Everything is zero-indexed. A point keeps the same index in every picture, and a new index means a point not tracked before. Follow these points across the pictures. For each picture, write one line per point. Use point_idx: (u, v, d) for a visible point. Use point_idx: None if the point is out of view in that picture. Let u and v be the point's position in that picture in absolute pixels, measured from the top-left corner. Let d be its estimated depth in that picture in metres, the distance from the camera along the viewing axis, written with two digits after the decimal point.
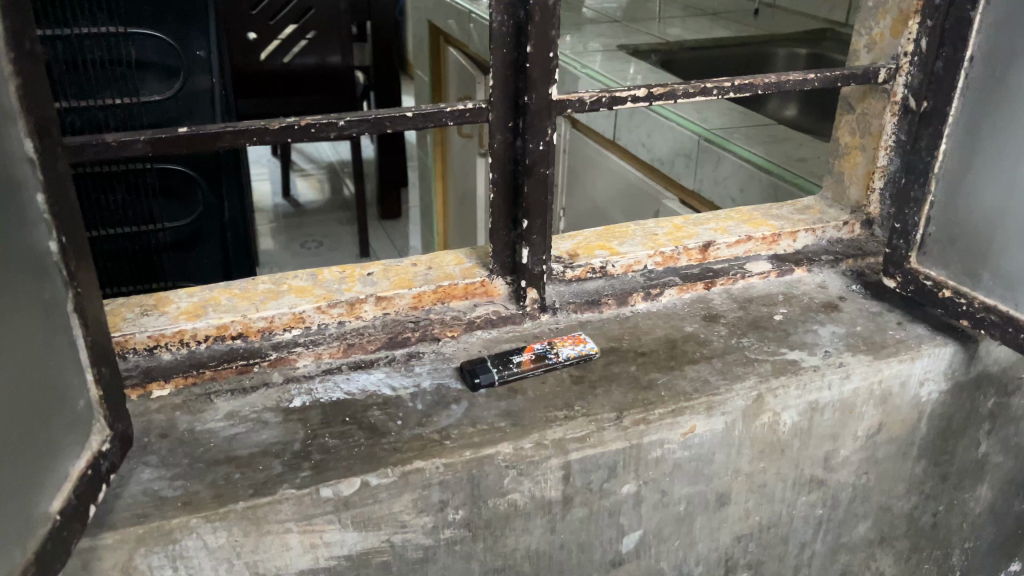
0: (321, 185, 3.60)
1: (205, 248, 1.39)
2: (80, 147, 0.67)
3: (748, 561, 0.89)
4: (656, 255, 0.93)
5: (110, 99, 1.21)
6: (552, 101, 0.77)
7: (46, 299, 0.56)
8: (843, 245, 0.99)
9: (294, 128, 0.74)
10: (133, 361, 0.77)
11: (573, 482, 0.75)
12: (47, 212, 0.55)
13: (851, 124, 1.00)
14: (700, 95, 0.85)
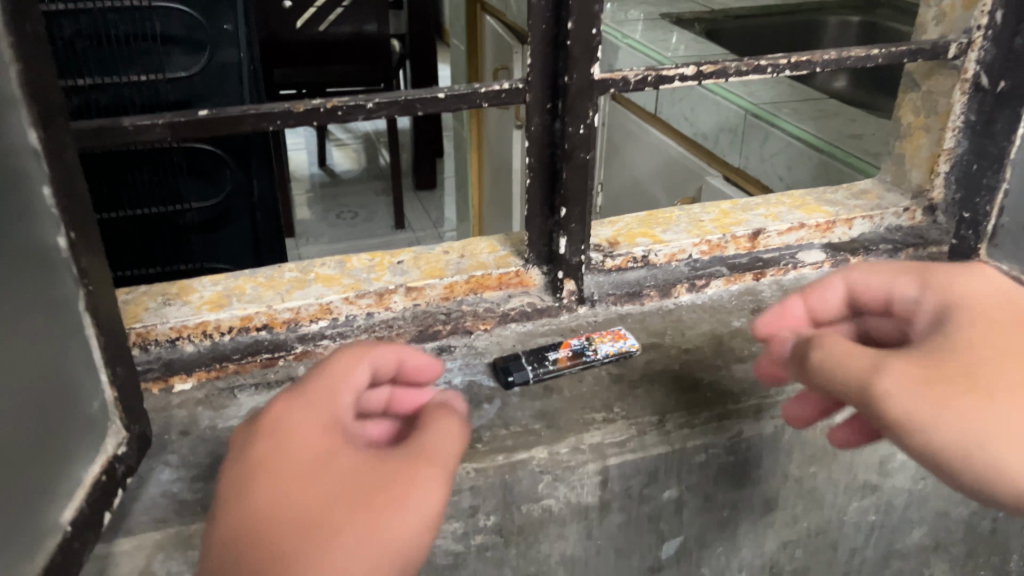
0: (357, 155, 3.57)
1: (234, 229, 1.36)
2: (95, 131, 0.64)
3: (794, 567, 0.85)
4: (702, 244, 0.87)
5: (134, 76, 1.17)
6: (594, 80, 0.72)
7: (54, 298, 0.53)
8: (902, 233, 0.92)
9: (320, 111, 0.69)
10: (155, 353, 0.74)
11: (611, 487, 0.71)
12: (54, 207, 0.52)
13: (916, 103, 0.92)
14: (754, 74, 0.78)
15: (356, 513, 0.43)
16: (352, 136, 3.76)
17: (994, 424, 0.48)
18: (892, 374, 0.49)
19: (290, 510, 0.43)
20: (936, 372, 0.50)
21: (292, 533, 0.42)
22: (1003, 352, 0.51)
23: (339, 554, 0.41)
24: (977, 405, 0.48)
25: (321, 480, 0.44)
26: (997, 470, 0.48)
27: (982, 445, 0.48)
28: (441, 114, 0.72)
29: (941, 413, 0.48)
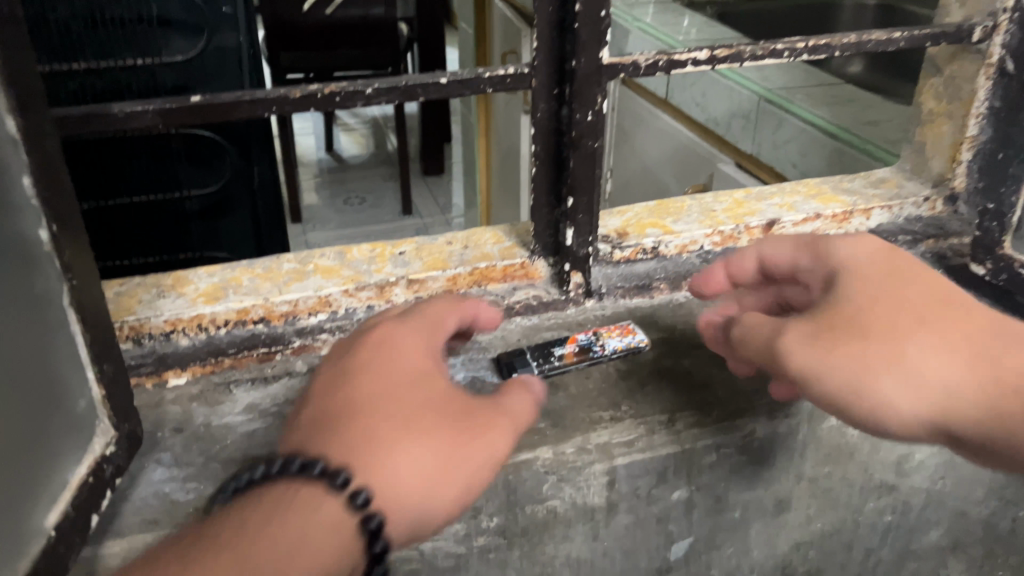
0: (365, 139, 3.54)
1: (235, 217, 1.33)
2: (83, 119, 0.61)
3: (807, 568, 0.83)
4: (714, 235, 0.84)
5: (130, 60, 1.15)
6: (602, 65, 0.68)
7: (35, 294, 0.51)
8: (922, 224, 0.90)
9: (317, 97, 0.67)
10: (149, 346, 0.72)
11: (618, 488, 0.69)
12: (35, 197, 0.49)
13: (937, 89, 0.88)
14: (769, 57, 0.75)
15: (441, 438, 0.55)
16: (360, 121, 3.72)
17: (881, 366, 0.56)
18: (796, 338, 0.58)
19: (394, 397, 0.57)
20: (830, 331, 0.57)
21: (394, 420, 0.55)
22: (882, 302, 0.58)
23: (416, 463, 0.54)
24: (863, 352, 0.56)
25: (419, 391, 0.57)
26: (879, 405, 0.56)
27: (869, 384, 0.56)
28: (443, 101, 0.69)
29: (837, 364, 0.56)
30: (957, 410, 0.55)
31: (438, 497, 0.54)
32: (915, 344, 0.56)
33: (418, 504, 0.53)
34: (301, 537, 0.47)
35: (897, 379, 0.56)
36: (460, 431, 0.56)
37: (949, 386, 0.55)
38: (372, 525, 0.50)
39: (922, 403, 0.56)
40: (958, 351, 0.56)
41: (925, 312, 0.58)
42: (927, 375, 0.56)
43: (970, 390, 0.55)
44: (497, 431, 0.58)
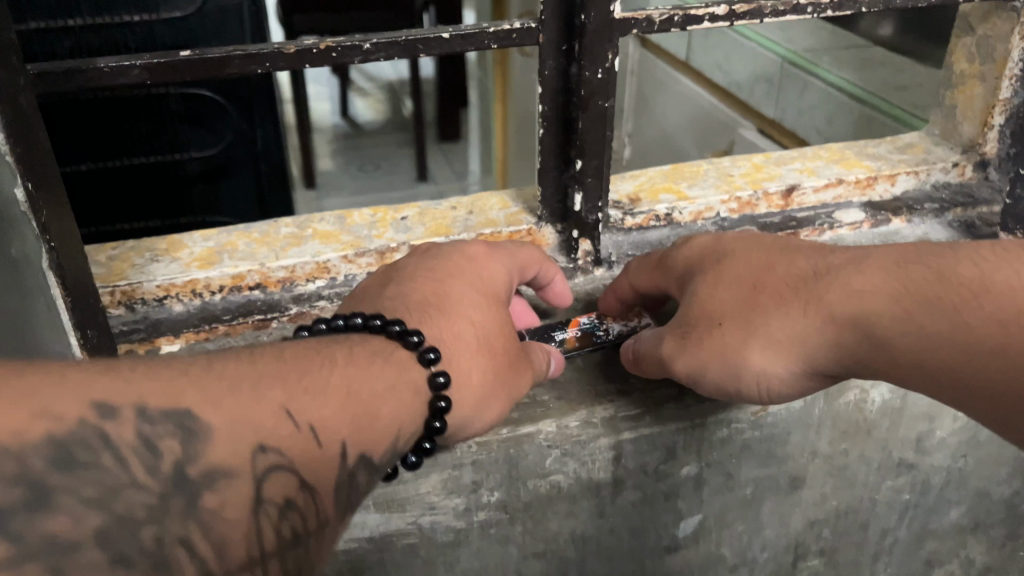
0: (379, 104, 3.48)
1: (237, 180, 1.30)
2: (68, 72, 0.59)
3: (821, 547, 0.80)
4: (731, 201, 0.81)
5: (128, 17, 1.08)
6: (614, 19, 0.64)
7: (13, 256, 0.48)
8: (950, 191, 0.86)
9: (313, 52, 0.64)
10: (142, 312, 0.70)
11: (625, 463, 0.66)
12: (10, 154, 0.47)
13: (969, 49, 0.82)
14: (792, 14, 0.71)
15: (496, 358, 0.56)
16: (375, 85, 3.62)
17: (746, 342, 0.57)
18: (669, 347, 0.60)
19: (474, 302, 0.57)
20: (696, 324, 0.59)
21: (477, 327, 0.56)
22: (728, 289, 0.59)
23: (474, 371, 0.54)
24: (721, 339, 0.57)
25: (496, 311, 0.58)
26: (756, 382, 0.57)
27: (741, 365, 0.57)
28: (445, 56, 0.66)
29: (704, 363, 0.58)
30: (824, 359, 0.56)
31: (482, 415, 0.55)
32: (775, 323, 0.56)
33: (470, 413, 0.54)
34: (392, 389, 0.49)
35: (761, 350, 0.56)
36: (515, 368, 0.57)
37: (808, 340, 0.56)
38: (440, 408, 0.51)
39: (792, 364, 0.56)
40: (799, 303, 0.56)
41: (762, 277, 0.59)
42: (783, 336, 0.56)
43: (826, 336, 0.55)
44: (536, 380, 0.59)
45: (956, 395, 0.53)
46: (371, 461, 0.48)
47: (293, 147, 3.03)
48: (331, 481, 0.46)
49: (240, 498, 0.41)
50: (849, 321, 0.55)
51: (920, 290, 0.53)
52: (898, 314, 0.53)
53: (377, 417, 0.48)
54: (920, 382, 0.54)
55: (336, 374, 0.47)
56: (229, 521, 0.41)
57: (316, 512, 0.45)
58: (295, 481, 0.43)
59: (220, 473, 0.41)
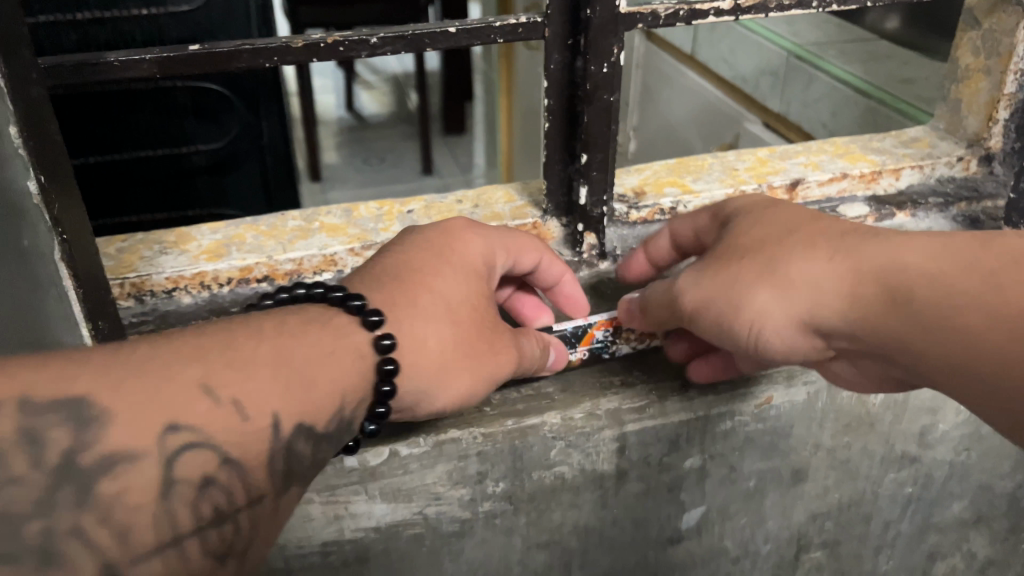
0: (385, 98, 3.48)
1: (243, 172, 1.31)
2: (78, 66, 0.59)
3: (823, 540, 0.81)
4: (736, 196, 0.81)
5: (135, 10, 1.07)
6: (619, 14, 0.65)
7: (23, 245, 0.50)
8: (955, 185, 0.86)
9: (320, 46, 0.64)
10: (151, 304, 0.70)
11: (628, 455, 0.67)
12: (23, 147, 0.48)
13: (975, 43, 0.82)
14: (797, 8, 0.71)
15: (458, 329, 0.55)
16: (381, 78, 3.63)
17: (761, 277, 0.56)
18: (685, 285, 0.59)
19: (435, 272, 0.57)
20: (715, 265, 0.59)
21: (441, 302, 0.55)
22: (765, 226, 0.59)
23: (432, 338, 0.54)
24: (738, 270, 0.57)
25: (462, 281, 0.57)
26: (758, 320, 0.56)
27: (747, 300, 0.56)
28: (451, 50, 0.66)
29: (714, 295, 0.58)
30: (835, 307, 0.55)
31: (441, 393, 0.55)
32: (798, 261, 0.56)
33: (431, 383, 0.54)
34: (332, 356, 0.49)
35: (773, 291, 0.56)
36: (481, 352, 0.57)
37: (825, 284, 0.55)
38: (387, 369, 0.51)
39: (799, 306, 0.56)
40: (827, 248, 0.56)
41: (798, 228, 0.58)
42: (799, 275, 0.56)
43: (844, 283, 0.55)
44: (509, 365, 0.59)
45: (960, 365, 0.51)
46: (311, 430, 0.47)
47: (299, 139, 3.03)
48: (263, 455, 0.45)
49: (146, 483, 0.41)
50: (872, 274, 0.54)
51: (959, 257, 0.52)
52: (927, 272, 0.52)
53: (313, 384, 0.47)
54: (925, 348, 0.52)
55: (266, 345, 0.46)
56: (132, 508, 0.40)
57: (246, 485, 0.44)
58: (215, 457, 0.43)
59: (123, 459, 0.40)
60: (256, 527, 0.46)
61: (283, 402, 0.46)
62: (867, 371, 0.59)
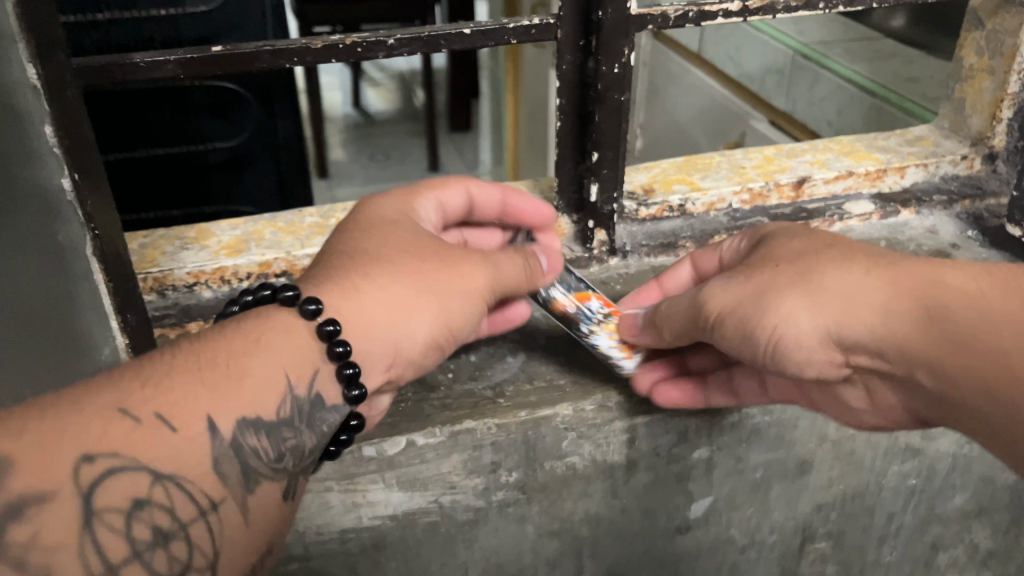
0: (391, 95, 3.49)
1: (257, 169, 1.33)
2: (103, 67, 0.61)
3: (828, 530, 0.82)
4: (744, 193, 0.83)
5: (155, 10, 1.08)
6: (630, 15, 0.66)
7: (55, 240, 0.51)
8: (959, 183, 0.88)
9: (339, 47, 0.66)
10: (173, 298, 0.72)
11: (638, 446, 0.69)
12: (56, 145, 0.50)
13: (979, 43, 0.84)
14: (804, 10, 0.73)
15: (404, 273, 0.55)
16: (387, 75, 3.64)
17: (794, 284, 0.56)
18: (713, 292, 0.58)
19: (359, 244, 0.57)
20: (745, 273, 0.58)
21: (379, 260, 0.55)
22: (807, 242, 0.60)
23: (377, 290, 0.54)
24: (771, 277, 0.57)
25: (389, 237, 0.58)
26: (784, 323, 0.55)
27: (777, 304, 0.55)
28: (465, 51, 0.68)
29: (742, 299, 0.57)
30: (866, 319, 0.54)
31: (416, 331, 0.55)
32: (836, 275, 0.56)
33: (395, 324, 0.54)
34: (256, 342, 0.49)
35: (805, 298, 0.55)
36: (444, 284, 0.56)
37: (860, 296, 0.55)
38: (330, 330, 0.51)
39: (830, 316, 0.55)
40: (865, 264, 0.56)
41: (833, 246, 0.59)
42: (833, 286, 0.55)
43: (879, 295, 0.55)
44: (477, 282, 0.58)
45: (992, 383, 0.51)
46: (255, 423, 0.47)
47: (306, 136, 3.05)
48: (204, 464, 0.45)
49: (64, 519, 0.40)
50: (910, 292, 0.54)
51: (1003, 282, 0.53)
52: (968, 291, 0.53)
53: (245, 375, 0.48)
54: (957, 365, 0.52)
55: (182, 357, 0.47)
56: (48, 548, 0.39)
57: (194, 497, 0.44)
58: (147, 477, 0.43)
59: (39, 498, 0.40)
60: (223, 537, 0.46)
61: (212, 403, 0.45)
62: (878, 389, 0.59)
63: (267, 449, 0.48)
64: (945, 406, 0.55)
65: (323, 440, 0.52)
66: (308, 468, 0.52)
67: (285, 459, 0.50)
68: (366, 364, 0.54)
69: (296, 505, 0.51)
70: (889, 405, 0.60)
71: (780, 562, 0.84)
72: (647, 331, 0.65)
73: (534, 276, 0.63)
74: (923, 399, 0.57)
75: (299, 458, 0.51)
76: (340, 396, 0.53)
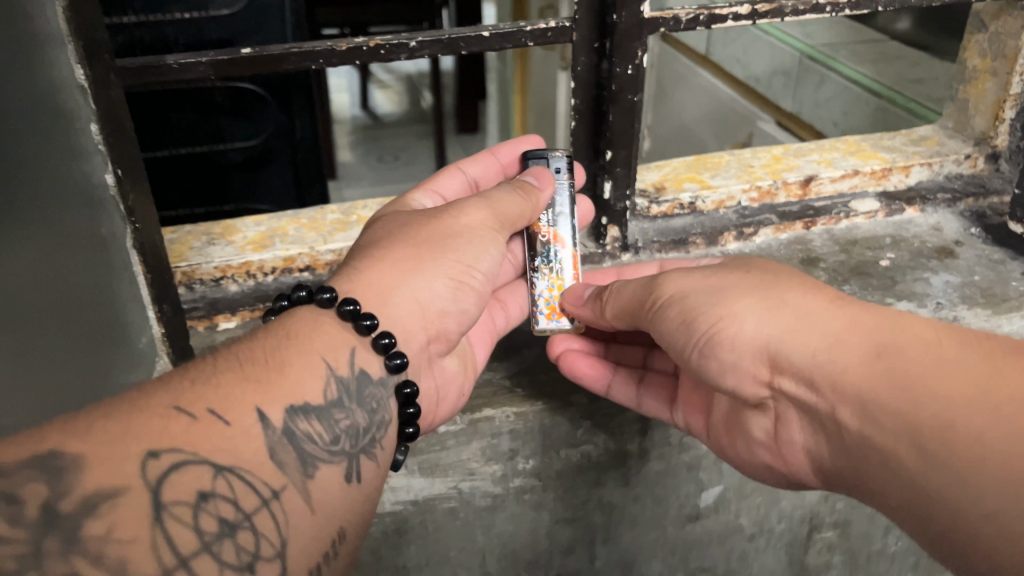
0: (399, 97, 3.52)
1: (275, 168, 1.36)
2: (139, 69, 0.63)
3: (835, 520, 0.84)
4: (752, 191, 0.85)
5: (179, 14, 1.11)
6: (644, 19, 0.69)
7: (100, 234, 0.55)
8: (962, 182, 0.90)
9: (363, 49, 0.68)
10: (199, 292, 0.75)
11: (651, 435, 0.71)
12: (101, 143, 0.53)
13: (982, 45, 0.86)
14: (812, 13, 0.75)
15: (402, 245, 0.60)
16: (395, 77, 3.68)
17: (753, 291, 0.56)
18: (674, 278, 0.60)
19: (362, 243, 0.62)
20: (710, 276, 0.59)
21: (377, 242, 0.61)
22: (786, 271, 0.58)
23: (378, 266, 0.59)
24: (734, 282, 0.58)
25: (386, 224, 0.63)
26: (727, 318, 0.55)
27: (728, 302, 0.56)
28: (484, 53, 0.70)
29: (696, 295, 0.58)
30: (811, 339, 0.52)
31: (430, 279, 0.59)
32: (798, 294, 0.55)
33: (400, 286, 0.58)
34: (288, 335, 0.53)
35: (759, 303, 0.55)
36: (438, 235, 0.61)
37: (819, 315, 0.53)
38: (351, 308, 0.55)
39: (778, 325, 0.54)
40: (833, 295, 0.54)
41: (820, 282, 0.57)
42: (791, 300, 0.54)
43: (837, 323, 0.52)
44: (471, 217, 0.62)
45: (919, 433, 0.46)
46: (302, 408, 0.49)
47: None
48: (262, 454, 0.46)
49: (136, 512, 0.40)
50: (871, 323, 0.51)
51: (974, 345, 0.49)
52: (927, 340, 0.49)
53: (284, 368, 0.50)
54: (886, 403, 0.48)
55: (224, 360, 0.50)
56: (124, 542, 0.39)
57: (255, 487, 0.45)
58: (209, 469, 0.44)
59: (112, 495, 0.40)
60: (289, 526, 0.46)
61: (258, 396, 0.48)
62: (795, 427, 0.57)
63: (321, 433, 0.50)
64: (860, 458, 0.51)
65: (370, 417, 0.54)
66: (369, 448, 0.53)
67: (341, 440, 0.51)
68: (398, 330, 0.57)
69: (367, 484, 0.52)
70: (791, 448, 0.58)
71: (787, 552, 0.86)
72: (587, 306, 0.67)
73: (534, 195, 0.66)
74: (844, 449, 0.52)
75: (355, 438, 0.52)
76: (383, 368, 0.56)
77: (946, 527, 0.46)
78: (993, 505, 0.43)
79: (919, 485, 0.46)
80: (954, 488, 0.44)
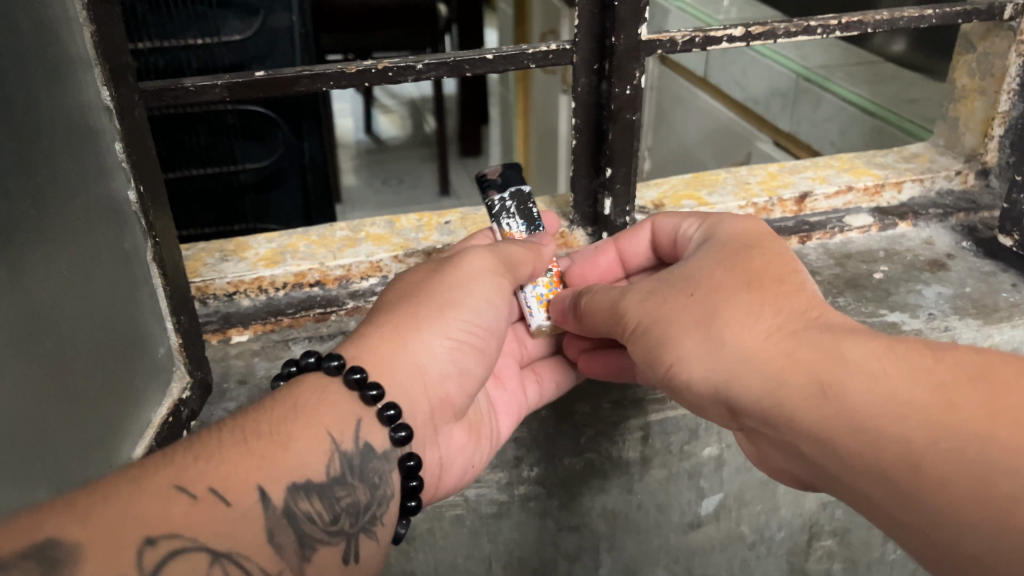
0: (403, 121, 3.56)
1: (286, 189, 1.39)
2: (159, 91, 0.66)
3: (834, 528, 0.85)
4: (749, 207, 0.87)
5: (192, 39, 1.15)
6: (642, 41, 0.71)
7: (126, 248, 0.58)
8: (954, 197, 0.92)
9: (372, 72, 0.71)
10: (213, 306, 0.77)
11: (652, 443, 0.73)
12: (125, 160, 0.57)
13: (970, 65, 0.89)
14: (803, 34, 0.77)
15: (410, 308, 0.60)
16: (399, 102, 3.72)
17: (695, 327, 0.55)
18: (631, 303, 0.59)
19: (382, 299, 0.63)
20: (659, 297, 0.58)
21: (386, 306, 0.61)
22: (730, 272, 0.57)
23: (383, 333, 0.58)
24: (676, 309, 0.56)
25: (404, 280, 0.64)
26: (677, 362, 0.55)
27: (676, 340, 0.55)
28: (489, 75, 0.73)
29: (648, 334, 0.57)
30: (755, 382, 0.52)
31: (430, 342, 0.59)
32: (738, 319, 0.54)
33: (400, 354, 0.58)
34: (294, 407, 0.52)
35: (704, 341, 0.54)
36: (440, 292, 0.61)
37: (761, 350, 0.52)
38: (358, 378, 0.54)
39: (724, 364, 0.53)
40: (775, 316, 0.53)
41: (763, 290, 0.55)
42: (734, 334, 0.53)
43: (779, 360, 0.51)
44: (473, 268, 0.62)
45: (887, 477, 0.46)
46: (305, 486, 0.49)
47: None
48: (260, 537, 0.46)
49: None
50: (812, 355, 0.50)
51: (921, 370, 0.47)
52: (871, 372, 0.48)
53: (288, 441, 0.50)
54: (847, 450, 0.47)
55: (229, 433, 0.49)
56: None
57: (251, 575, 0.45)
58: (207, 556, 0.43)
59: None
60: None
61: (259, 474, 0.47)
62: (768, 453, 0.56)
63: (322, 513, 0.50)
64: (831, 487, 0.51)
65: (372, 495, 0.53)
66: (369, 526, 0.52)
67: (341, 520, 0.51)
68: (402, 398, 0.57)
69: (365, 564, 0.52)
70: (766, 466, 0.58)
71: (788, 559, 0.87)
72: (569, 319, 0.67)
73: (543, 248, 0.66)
74: (812, 479, 0.53)
75: (356, 517, 0.52)
76: (387, 440, 0.55)
77: (925, 557, 0.46)
78: (975, 540, 0.43)
79: (895, 518, 0.47)
80: (927, 527, 0.45)
